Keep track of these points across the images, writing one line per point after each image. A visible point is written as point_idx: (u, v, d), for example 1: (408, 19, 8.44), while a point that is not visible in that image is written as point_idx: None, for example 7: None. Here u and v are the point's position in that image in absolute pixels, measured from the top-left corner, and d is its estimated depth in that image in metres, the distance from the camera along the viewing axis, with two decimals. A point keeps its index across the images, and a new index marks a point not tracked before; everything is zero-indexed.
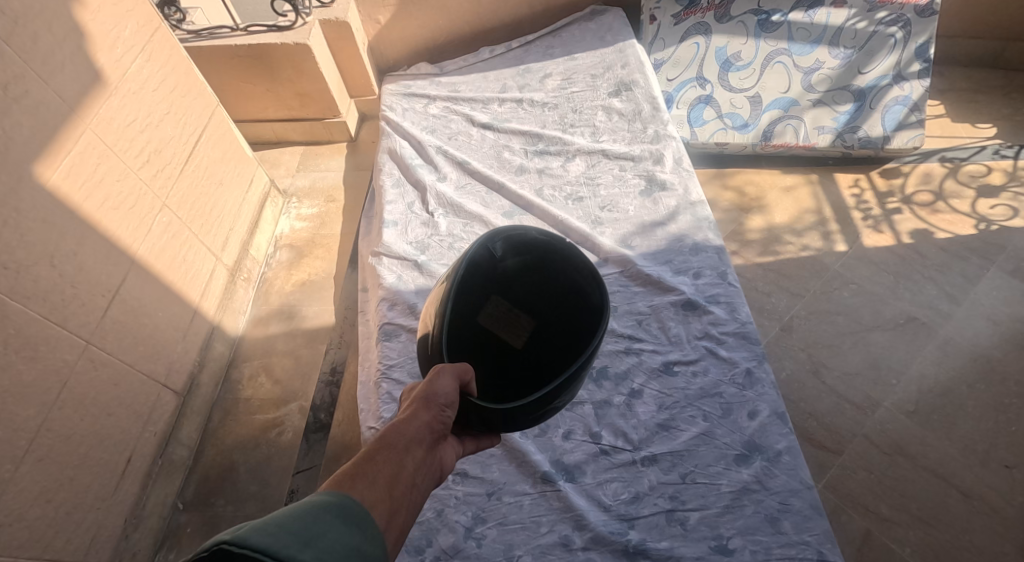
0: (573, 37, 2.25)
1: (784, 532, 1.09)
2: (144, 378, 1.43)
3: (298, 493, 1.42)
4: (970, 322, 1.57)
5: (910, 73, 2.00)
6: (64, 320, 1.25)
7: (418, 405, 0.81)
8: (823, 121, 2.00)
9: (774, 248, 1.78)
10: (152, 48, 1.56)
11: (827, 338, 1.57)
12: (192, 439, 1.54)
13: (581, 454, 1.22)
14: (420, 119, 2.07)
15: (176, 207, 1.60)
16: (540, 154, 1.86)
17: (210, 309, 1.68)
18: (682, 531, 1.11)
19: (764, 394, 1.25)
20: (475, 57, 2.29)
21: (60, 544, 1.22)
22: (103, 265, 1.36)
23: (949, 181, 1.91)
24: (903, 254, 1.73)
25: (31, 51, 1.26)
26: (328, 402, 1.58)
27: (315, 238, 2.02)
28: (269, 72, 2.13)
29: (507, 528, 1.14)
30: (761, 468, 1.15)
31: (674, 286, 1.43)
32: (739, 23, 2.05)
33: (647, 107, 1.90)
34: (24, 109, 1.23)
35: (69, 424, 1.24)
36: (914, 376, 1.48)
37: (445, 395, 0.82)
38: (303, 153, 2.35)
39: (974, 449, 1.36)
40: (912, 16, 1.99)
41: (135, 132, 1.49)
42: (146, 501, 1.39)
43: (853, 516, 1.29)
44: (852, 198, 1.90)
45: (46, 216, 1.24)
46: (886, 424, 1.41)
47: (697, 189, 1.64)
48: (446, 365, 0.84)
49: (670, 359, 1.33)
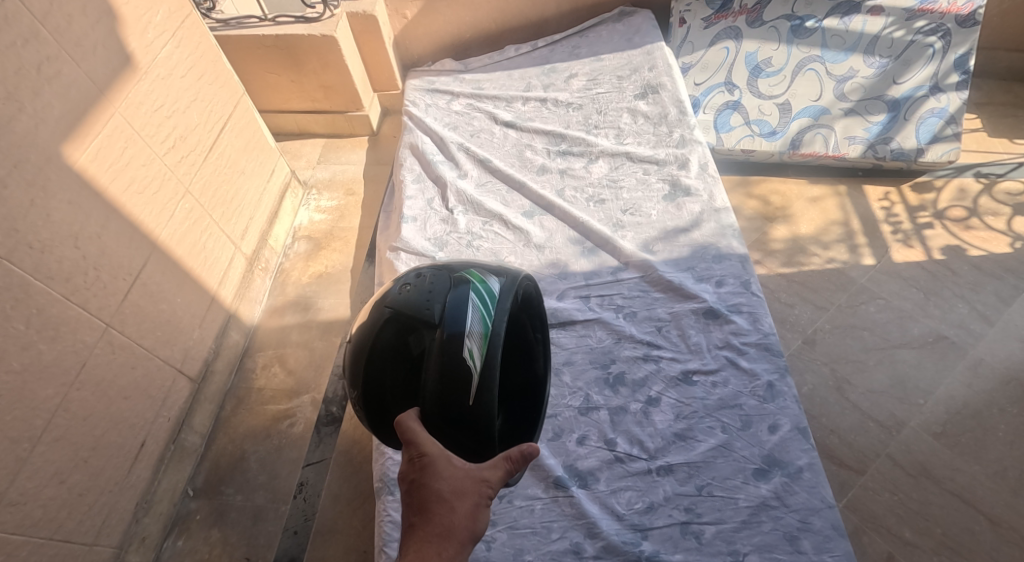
0: (600, 38, 2.23)
1: (803, 551, 1.05)
2: (160, 363, 1.43)
3: (306, 487, 1.40)
4: (1002, 343, 1.52)
5: (947, 85, 1.94)
6: (85, 301, 1.25)
7: (461, 537, 0.74)
8: (853, 131, 1.95)
9: (799, 259, 1.75)
10: (181, 35, 1.56)
11: (851, 353, 1.53)
12: (204, 426, 1.54)
13: (595, 461, 1.20)
14: (443, 115, 2.06)
15: (198, 194, 1.60)
16: (563, 154, 1.84)
17: (227, 298, 1.69)
18: (696, 545, 1.08)
19: (785, 408, 1.22)
20: (500, 55, 2.28)
21: (71, 525, 1.22)
22: (126, 249, 1.36)
23: (985, 198, 1.86)
24: (934, 270, 1.69)
25: (64, 33, 1.26)
26: (340, 396, 1.54)
27: (333, 231, 2.01)
28: (295, 63, 2.13)
29: (518, 532, 1.12)
30: (781, 484, 1.12)
31: (697, 293, 1.41)
32: (771, 28, 2.01)
33: (674, 111, 1.88)
34: (55, 90, 1.23)
35: (86, 405, 1.24)
36: (942, 397, 1.44)
37: (481, 527, 0.77)
38: (325, 145, 2.35)
39: (1004, 475, 1.32)
40: (953, 26, 1.93)
41: (163, 117, 1.50)
42: (156, 487, 1.39)
43: (875, 538, 1.26)
44: (881, 211, 1.86)
45: (73, 196, 1.24)
46: (911, 445, 1.37)
47: (723, 196, 1.61)
48: (494, 482, 0.81)
49: (689, 368, 1.31)
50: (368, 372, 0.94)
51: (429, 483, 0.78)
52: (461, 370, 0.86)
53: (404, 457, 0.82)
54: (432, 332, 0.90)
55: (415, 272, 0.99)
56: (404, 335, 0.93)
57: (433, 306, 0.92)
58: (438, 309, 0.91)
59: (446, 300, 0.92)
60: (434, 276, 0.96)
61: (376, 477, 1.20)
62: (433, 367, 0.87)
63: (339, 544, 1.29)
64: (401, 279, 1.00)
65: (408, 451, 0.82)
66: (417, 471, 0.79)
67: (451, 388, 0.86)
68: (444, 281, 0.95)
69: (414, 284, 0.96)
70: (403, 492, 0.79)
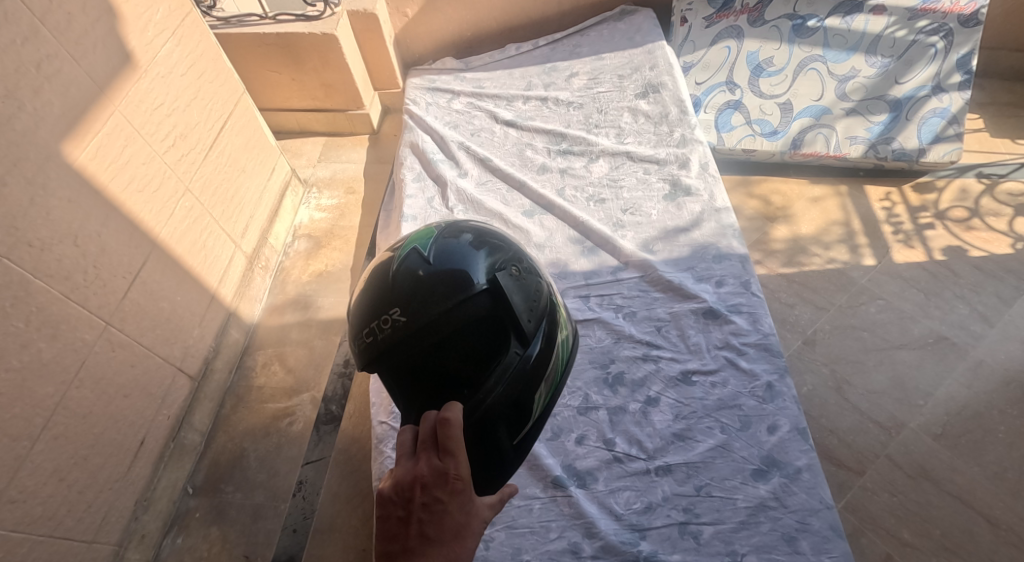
0: (601, 37, 2.22)
1: (801, 552, 1.05)
2: (160, 361, 1.43)
3: (305, 485, 1.40)
4: (1003, 344, 1.52)
5: (949, 85, 1.93)
6: (84, 299, 1.25)
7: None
8: (855, 131, 1.95)
9: (799, 260, 1.74)
10: (182, 33, 1.56)
11: (851, 353, 1.53)
12: (204, 424, 1.54)
13: (594, 460, 1.20)
14: (443, 114, 2.06)
15: (198, 192, 1.60)
16: (563, 153, 1.84)
17: (227, 296, 1.69)
18: (694, 545, 1.08)
19: (785, 409, 1.21)
20: (501, 54, 2.28)
21: (71, 523, 1.22)
22: (125, 247, 1.36)
23: (987, 199, 1.85)
24: (935, 270, 1.68)
25: (65, 31, 1.26)
26: (340, 394, 1.55)
27: (334, 230, 2.01)
28: (295, 61, 2.13)
29: (516, 532, 1.12)
30: (780, 485, 1.12)
31: (696, 293, 1.41)
32: (773, 27, 2.00)
33: (675, 110, 1.87)
34: (55, 88, 1.23)
35: (85, 403, 1.24)
36: (942, 398, 1.44)
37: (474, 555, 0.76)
38: (325, 144, 2.35)
39: (1004, 477, 1.31)
40: (955, 26, 1.92)
41: (163, 115, 1.49)
42: (156, 485, 1.40)
43: (874, 540, 1.25)
44: (883, 211, 1.86)
45: (72, 195, 1.24)
46: (910, 446, 1.37)
47: (724, 196, 1.60)
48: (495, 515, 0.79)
49: (688, 368, 1.30)
50: (438, 320, 0.82)
51: (450, 508, 0.74)
52: (523, 398, 0.89)
53: (435, 464, 0.76)
54: (518, 343, 0.89)
55: (516, 257, 0.93)
56: (495, 317, 0.86)
57: (530, 317, 0.90)
58: (534, 323, 0.91)
59: (539, 319, 0.92)
60: (536, 279, 0.94)
61: (375, 476, 1.20)
62: (505, 380, 0.86)
63: (337, 541, 1.28)
64: (503, 248, 0.92)
65: (446, 464, 0.76)
66: (446, 491, 0.75)
67: (504, 410, 0.87)
68: (540, 293, 0.94)
69: (518, 274, 0.91)
70: (422, 501, 0.75)
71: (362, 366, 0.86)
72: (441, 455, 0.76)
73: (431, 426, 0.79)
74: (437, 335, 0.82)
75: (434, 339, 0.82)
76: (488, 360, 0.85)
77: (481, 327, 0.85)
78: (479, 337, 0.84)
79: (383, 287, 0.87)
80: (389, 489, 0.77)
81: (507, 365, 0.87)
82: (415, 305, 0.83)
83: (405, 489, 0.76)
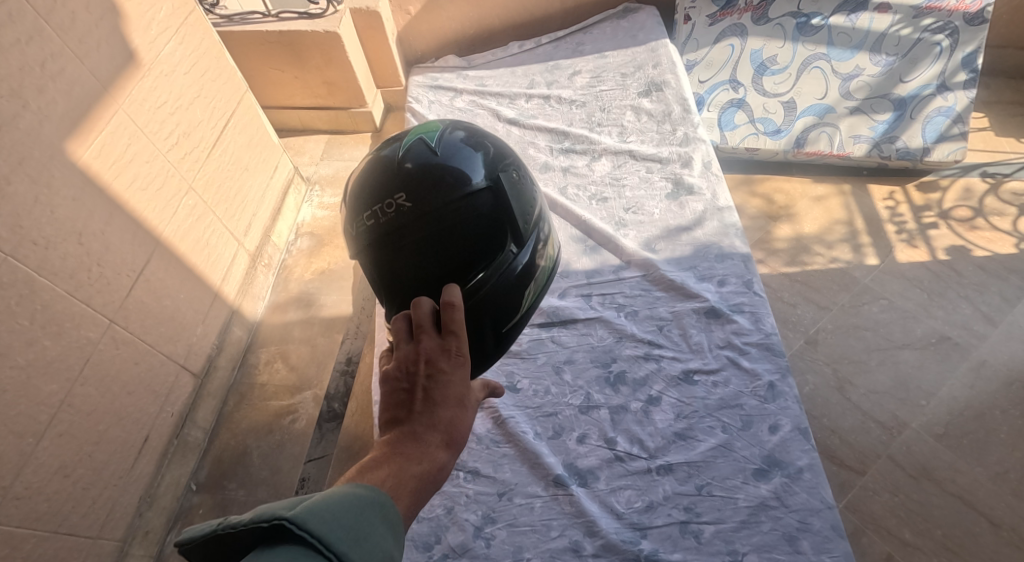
0: (604, 35, 2.22)
1: (802, 551, 1.05)
2: (164, 358, 1.44)
3: (308, 481, 1.41)
4: (1006, 344, 1.51)
5: (954, 83, 1.92)
6: (89, 297, 1.26)
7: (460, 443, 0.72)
8: (859, 130, 1.94)
9: (802, 259, 1.74)
10: (185, 31, 1.57)
11: (854, 353, 1.53)
12: (207, 421, 1.55)
13: (594, 459, 1.20)
14: (446, 112, 2.06)
15: (202, 190, 1.61)
16: (566, 152, 1.84)
17: (230, 293, 1.69)
18: (695, 544, 1.08)
19: (786, 409, 1.21)
20: (503, 52, 2.27)
21: (76, 519, 1.23)
22: (129, 244, 1.37)
23: (991, 198, 1.84)
24: (938, 270, 1.68)
25: (69, 30, 1.26)
26: (343, 392, 1.56)
27: (336, 228, 2.02)
28: (298, 59, 2.13)
29: (517, 530, 1.12)
30: (781, 484, 1.12)
31: (698, 293, 1.41)
32: (777, 26, 2.00)
33: (678, 109, 1.87)
34: (59, 87, 1.23)
35: (90, 400, 1.25)
36: (945, 398, 1.44)
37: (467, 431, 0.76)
38: (328, 142, 2.36)
39: (1006, 478, 1.31)
40: (960, 24, 1.91)
41: (166, 113, 1.50)
42: (159, 481, 1.41)
43: (875, 539, 1.25)
44: (886, 210, 1.85)
45: (77, 193, 1.25)
46: (912, 446, 1.37)
47: (727, 195, 1.60)
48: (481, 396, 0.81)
49: (690, 367, 1.30)
50: (442, 212, 0.81)
51: (454, 380, 0.72)
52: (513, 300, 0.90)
53: (437, 341, 0.74)
54: (515, 241, 0.89)
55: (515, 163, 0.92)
56: (494, 217, 0.85)
57: (526, 222, 0.91)
58: (528, 229, 0.91)
59: (533, 226, 0.93)
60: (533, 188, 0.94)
61: None
62: (499, 279, 0.87)
63: None
64: (503, 151, 0.91)
65: (450, 340, 0.74)
66: (450, 364, 0.73)
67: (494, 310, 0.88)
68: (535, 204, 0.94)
69: (518, 179, 0.90)
70: (424, 373, 0.72)
71: (357, 247, 0.85)
72: (443, 333, 0.74)
73: (429, 310, 0.76)
74: (440, 226, 0.81)
75: (436, 228, 0.81)
76: (486, 258, 0.85)
77: (482, 225, 0.84)
78: (479, 234, 0.84)
79: (384, 175, 0.84)
80: (391, 367, 0.73)
81: (502, 264, 0.87)
82: (418, 194, 0.81)
83: (409, 364, 0.73)
